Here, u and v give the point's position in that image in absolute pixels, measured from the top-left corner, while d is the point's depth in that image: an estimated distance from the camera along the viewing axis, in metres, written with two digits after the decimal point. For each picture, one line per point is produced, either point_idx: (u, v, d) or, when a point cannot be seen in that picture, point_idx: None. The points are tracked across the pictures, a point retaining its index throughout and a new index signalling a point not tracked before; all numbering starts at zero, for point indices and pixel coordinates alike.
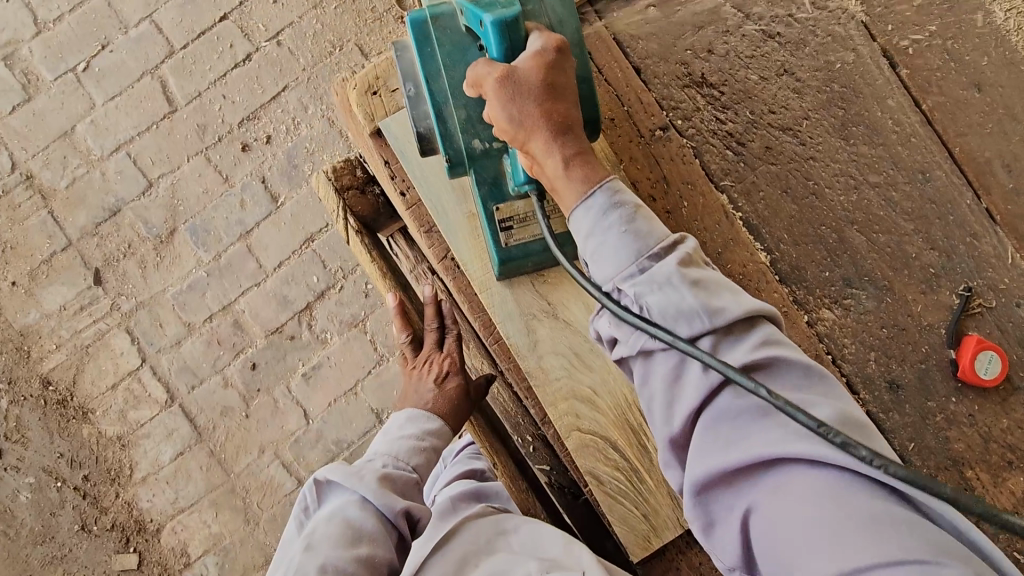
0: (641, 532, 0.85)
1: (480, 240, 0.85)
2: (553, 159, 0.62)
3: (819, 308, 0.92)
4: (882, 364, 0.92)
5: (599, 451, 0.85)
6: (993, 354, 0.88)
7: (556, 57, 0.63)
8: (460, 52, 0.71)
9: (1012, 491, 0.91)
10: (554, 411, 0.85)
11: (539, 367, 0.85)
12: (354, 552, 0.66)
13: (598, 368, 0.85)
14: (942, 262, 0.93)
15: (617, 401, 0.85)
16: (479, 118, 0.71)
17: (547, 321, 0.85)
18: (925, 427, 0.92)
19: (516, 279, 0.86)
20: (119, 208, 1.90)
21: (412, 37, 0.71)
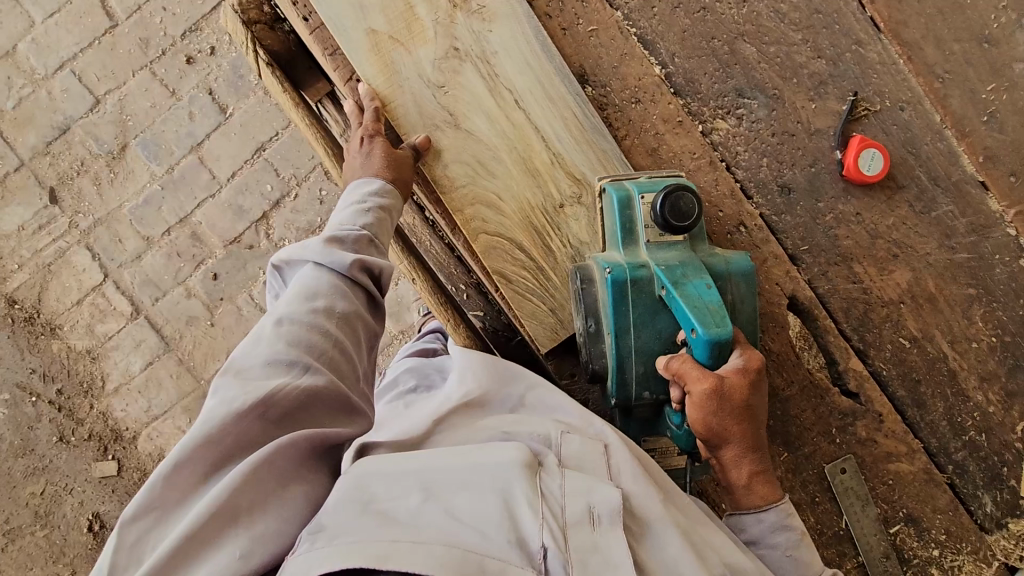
0: (549, 325, 0.93)
1: (381, 55, 0.89)
2: (740, 467, 0.77)
3: (713, 119, 0.97)
4: (773, 169, 0.98)
5: (508, 252, 0.92)
6: (874, 150, 0.95)
7: (756, 377, 0.75)
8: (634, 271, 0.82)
9: (896, 282, 0.99)
10: (462, 217, 0.91)
11: (445, 176, 0.91)
12: (312, 305, 0.71)
13: (500, 175, 0.91)
14: (829, 70, 0.98)
15: (520, 205, 0.92)
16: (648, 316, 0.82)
17: (450, 133, 0.91)
18: (816, 227, 0.98)
19: (419, 92, 0.90)
20: (69, 125, 1.91)
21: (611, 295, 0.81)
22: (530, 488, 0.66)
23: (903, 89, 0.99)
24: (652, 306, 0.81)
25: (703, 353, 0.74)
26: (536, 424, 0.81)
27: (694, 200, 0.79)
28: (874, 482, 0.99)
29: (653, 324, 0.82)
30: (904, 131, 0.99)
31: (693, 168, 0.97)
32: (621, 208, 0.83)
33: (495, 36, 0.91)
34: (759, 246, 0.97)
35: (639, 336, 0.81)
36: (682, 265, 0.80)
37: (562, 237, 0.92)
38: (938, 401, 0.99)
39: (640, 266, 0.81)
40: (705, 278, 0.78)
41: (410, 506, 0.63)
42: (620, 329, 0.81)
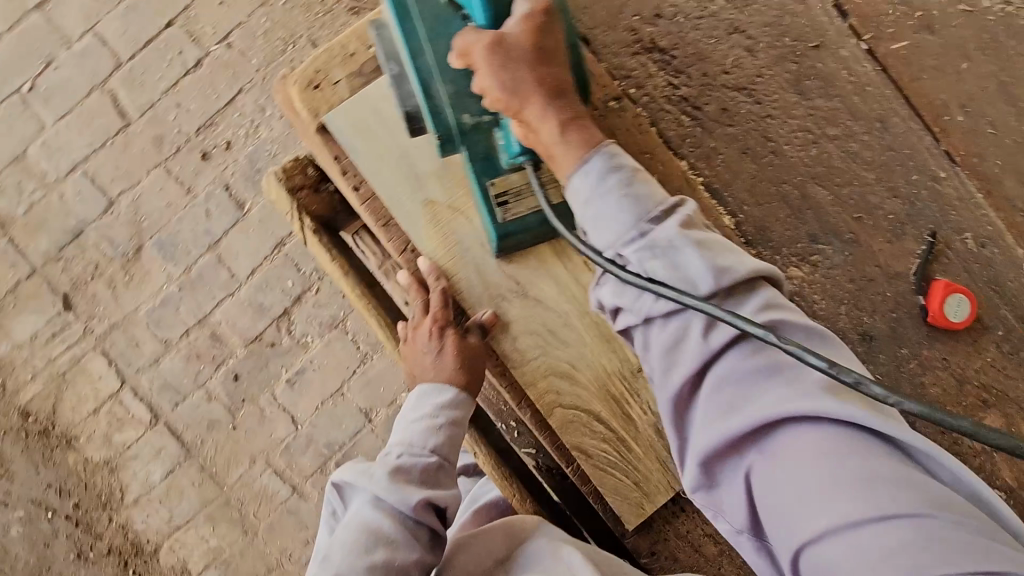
0: (634, 500, 0.86)
1: (441, 228, 0.83)
2: (551, 127, 0.63)
3: (788, 267, 0.92)
4: (853, 316, 0.92)
5: (585, 425, 0.85)
6: (961, 296, 0.89)
7: (544, 20, 0.63)
8: (443, 24, 0.69)
9: (989, 430, 0.93)
10: (535, 390, 0.84)
11: (514, 349, 0.84)
12: (370, 559, 0.65)
13: (573, 342, 0.84)
14: (906, 209, 0.93)
15: (595, 374, 0.84)
16: (468, 91, 0.70)
17: (517, 301, 0.84)
18: (901, 376, 0.92)
19: (483, 263, 0.83)
20: (81, 229, 1.85)
21: (391, 11, 0.69)
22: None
23: (984, 224, 0.94)
24: (440, 12, 0.68)
25: (476, 6, 0.64)
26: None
27: None
28: None
29: (449, 31, 0.69)
30: (987, 269, 0.94)
31: None
32: None
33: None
34: None
35: (437, 49, 0.69)
36: None
37: (642, 404, 0.85)
38: None
39: None
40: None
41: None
42: (415, 49, 0.69)
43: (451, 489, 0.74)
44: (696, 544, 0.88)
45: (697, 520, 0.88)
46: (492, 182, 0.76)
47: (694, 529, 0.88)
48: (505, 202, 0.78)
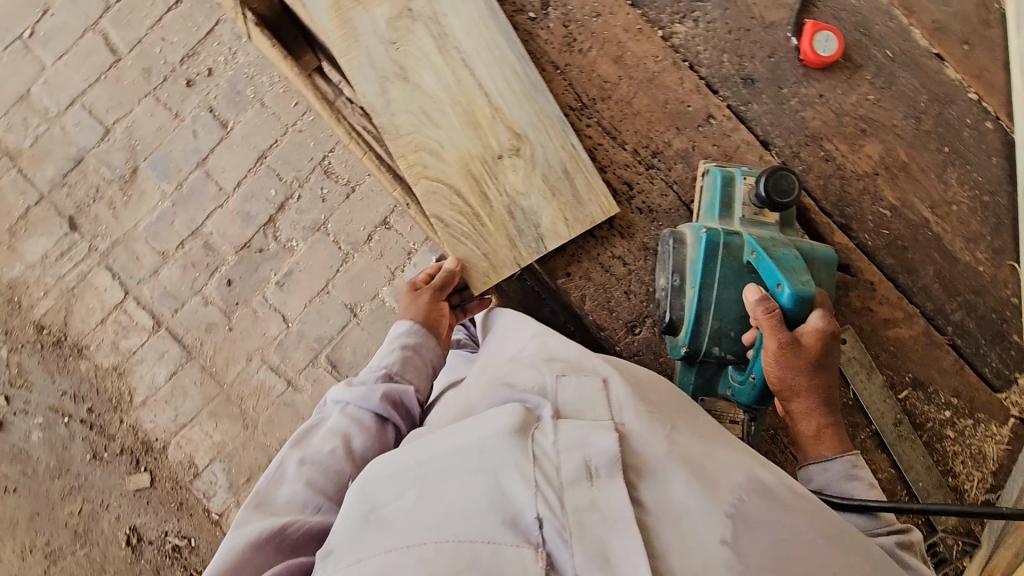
0: (480, 271, 0.94)
1: (341, 13, 0.96)
2: (811, 423, 0.80)
3: (671, 25, 1.04)
4: (735, 62, 1.03)
5: (445, 196, 0.94)
6: (828, 32, 1.00)
7: (833, 341, 0.78)
8: (735, 277, 0.84)
9: (869, 155, 1.03)
10: (405, 161, 0.95)
11: (391, 123, 0.95)
12: (330, 445, 0.80)
13: (441, 123, 0.96)
14: None
15: (462, 152, 0.95)
16: (728, 334, 0.85)
17: (398, 83, 0.96)
18: (782, 112, 1.03)
19: (374, 47, 0.96)
20: (82, 156, 2.03)
21: (702, 250, 0.85)
22: (520, 455, 0.56)
23: None
24: (738, 269, 0.84)
25: (783, 301, 0.77)
26: (541, 365, 0.71)
27: (795, 179, 0.84)
28: (877, 351, 1.02)
29: (737, 286, 0.84)
30: (854, 15, 1.04)
31: (659, 70, 1.02)
32: (724, 183, 0.90)
33: (446, 0, 0.98)
34: (730, 135, 1.01)
35: (722, 294, 0.84)
36: (773, 240, 0.84)
37: (499, 186, 0.95)
38: (928, 265, 1.03)
39: (733, 233, 0.86)
40: (794, 251, 0.82)
41: (403, 506, 0.57)
42: (705, 284, 0.84)
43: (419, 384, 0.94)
44: (606, 265, 0.98)
45: (606, 245, 0.98)
46: (705, 399, 0.91)
47: (604, 253, 0.98)
48: None
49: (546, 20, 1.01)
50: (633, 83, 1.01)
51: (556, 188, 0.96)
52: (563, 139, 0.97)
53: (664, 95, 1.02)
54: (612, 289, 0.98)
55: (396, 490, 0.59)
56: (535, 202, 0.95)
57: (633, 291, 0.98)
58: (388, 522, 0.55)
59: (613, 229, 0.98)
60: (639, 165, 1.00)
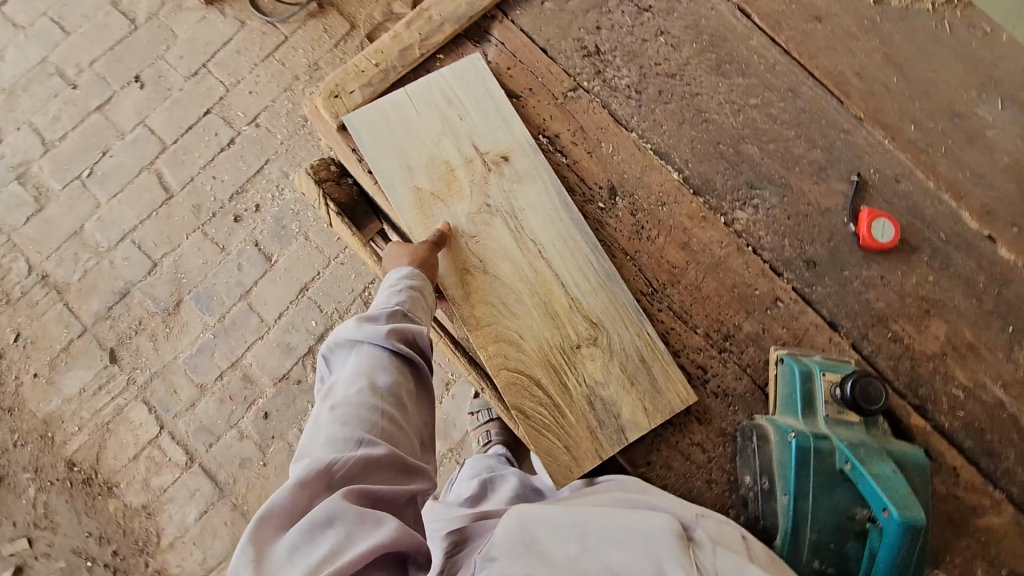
0: (563, 464, 0.94)
1: (423, 210, 1.01)
2: None
3: (732, 211, 1.09)
4: (796, 246, 1.08)
5: (525, 388, 0.96)
6: (884, 220, 1.05)
7: None
8: (829, 485, 0.84)
9: (936, 335, 1.05)
10: (485, 352, 0.97)
11: (472, 314, 0.98)
12: (360, 384, 0.85)
13: (521, 314, 0.99)
14: (825, 156, 1.12)
15: (540, 340, 0.98)
16: (827, 546, 0.84)
17: (479, 275, 1.00)
18: (846, 294, 1.06)
19: (454, 241, 1.01)
20: (128, 289, 2.07)
21: (794, 456, 0.86)
22: (683, 559, 0.77)
23: (894, 164, 1.12)
24: (831, 477, 0.85)
25: (891, 528, 0.78)
26: (682, 503, 0.87)
27: (879, 385, 0.87)
28: (968, 539, 0.99)
29: (831, 496, 0.84)
30: (904, 200, 1.10)
31: (724, 255, 1.06)
32: (804, 380, 0.91)
33: (522, 195, 1.04)
34: (798, 317, 1.04)
35: (817, 502, 0.84)
36: (864, 446, 0.85)
37: (578, 376, 0.97)
38: (1009, 447, 1.01)
39: (821, 436, 0.86)
40: (887, 462, 0.83)
41: (568, 552, 0.81)
42: (799, 492, 0.85)
43: (425, 319, 0.98)
44: (685, 453, 0.97)
45: (684, 432, 0.98)
46: None
47: (683, 440, 0.98)
48: None
49: (614, 209, 1.07)
50: (700, 268, 1.05)
51: (633, 377, 0.98)
52: (639, 328, 1.00)
53: (730, 278, 1.05)
54: (693, 479, 0.96)
55: (560, 538, 0.83)
56: (613, 392, 0.98)
57: (715, 480, 0.96)
58: (559, 565, 0.80)
59: (689, 413, 0.99)
60: (711, 350, 1.02)
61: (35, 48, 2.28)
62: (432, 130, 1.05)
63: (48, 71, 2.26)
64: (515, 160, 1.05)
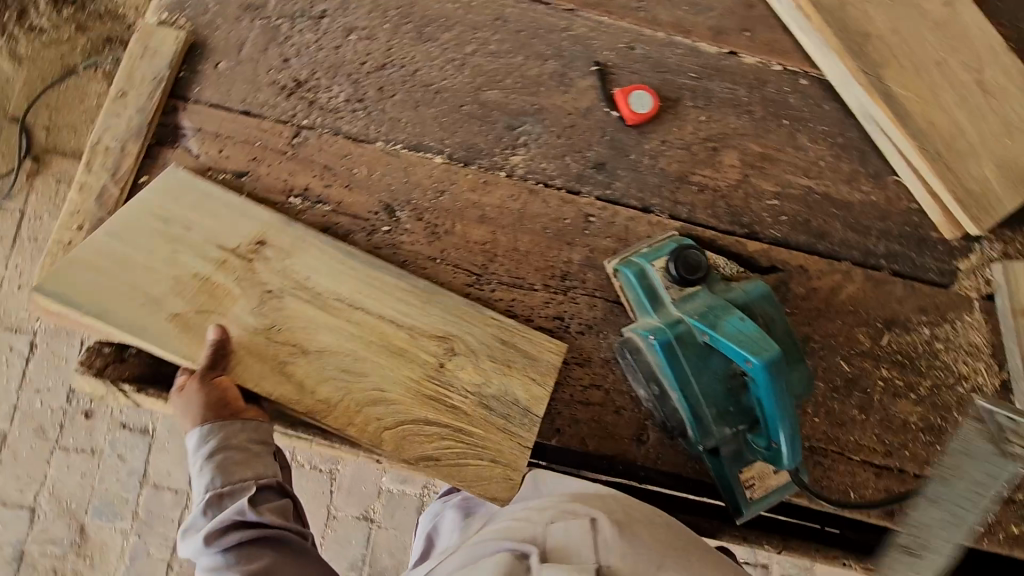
0: (497, 477, 0.93)
1: (195, 334, 0.89)
2: None
3: (508, 160, 1.06)
4: (579, 159, 1.07)
5: (418, 432, 0.92)
6: (639, 91, 1.07)
7: None
8: (702, 360, 0.89)
9: (732, 166, 1.09)
10: (354, 427, 0.91)
11: (319, 399, 0.91)
12: None
13: (370, 370, 0.93)
14: (560, 63, 1.10)
15: (407, 383, 0.94)
16: (728, 410, 0.89)
17: (302, 359, 0.92)
18: (642, 175, 1.07)
19: (260, 343, 0.91)
20: (22, 549, 1.85)
21: (662, 354, 0.89)
22: None
23: (622, 34, 1.12)
24: (700, 352, 0.89)
25: (760, 373, 0.82)
26: (540, 516, 0.87)
27: (697, 252, 0.92)
28: (842, 317, 1.07)
29: (709, 367, 0.89)
30: (648, 62, 1.11)
31: (522, 205, 1.04)
32: (640, 279, 0.95)
33: (297, 263, 0.96)
34: (614, 221, 1.05)
35: (700, 380, 0.89)
36: (712, 310, 0.89)
37: (458, 392, 0.94)
38: (833, 223, 1.09)
39: (676, 322, 0.90)
40: (735, 313, 0.88)
41: None
42: (682, 381, 0.89)
43: (252, 476, 0.92)
44: (584, 399, 0.99)
45: (573, 382, 0.99)
46: (743, 469, 0.92)
47: (575, 390, 0.99)
48: (752, 485, 0.93)
49: (401, 224, 1.02)
50: (508, 231, 1.03)
51: (507, 360, 0.97)
52: (483, 316, 0.98)
53: (539, 223, 1.04)
54: (603, 416, 0.99)
55: None
56: (497, 384, 0.96)
57: (621, 406, 0.99)
58: None
59: (570, 363, 1.00)
60: (558, 297, 1.02)
61: None
62: (157, 254, 0.92)
63: None
64: (271, 237, 0.96)
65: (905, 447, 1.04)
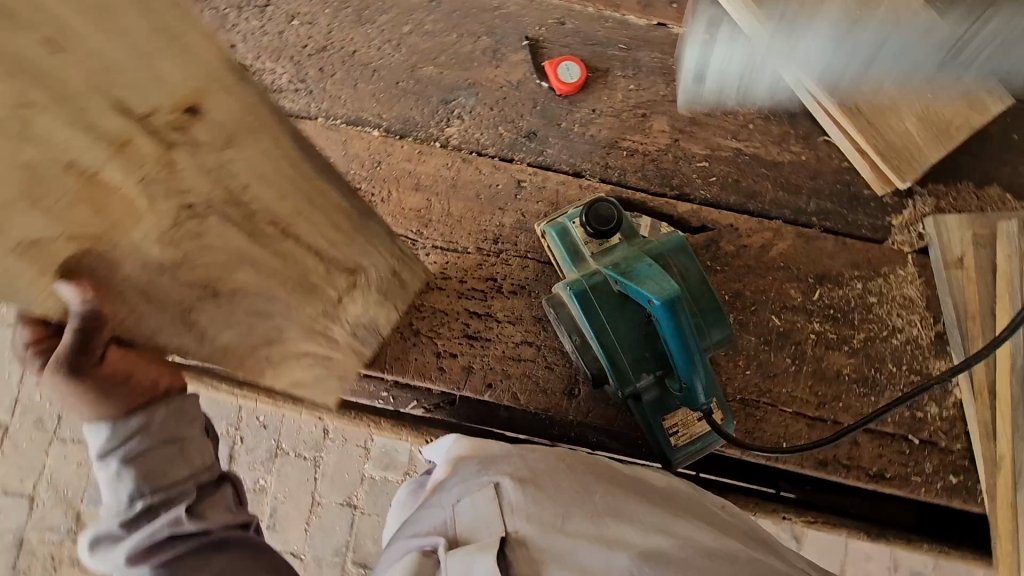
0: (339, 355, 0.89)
1: None
2: None
3: (443, 132, 1.11)
4: (510, 128, 1.11)
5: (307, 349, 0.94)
6: (568, 63, 1.11)
7: None
8: (617, 309, 0.92)
9: (661, 130, 1.12)
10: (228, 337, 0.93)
11: None
12: None
13: None
14: (493, 39, 1.14)
15: (303, 323, 0.86)
16: (644, 356, 0.92)
17: None
18: (573, 142, 1.11)
19: None
20: (24, 535, 1.93)
21: (578, 304, 0.92)
22: None
23: (553, 10, 1.16)
24: (615, 300, 0.92)
25: (661, 313, 0.85)
26: (444, 499, 0.79)
27: (610, 205, 0.95)
28: (772, 273, 1.08)
29: (624, 314, 0.92)
30: (578, 35, 1.15)
31: (455, 173, 1.09)
32: (562, 235, 0.98)
33: None
34: (545, 186, 1.09)
35: (615, 327, 0.91)
36: (625, 259, 0.92)
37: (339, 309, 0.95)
38: (763, 182, 1.12)
39: (592, 273, 0.93)
40: (646, 260, 0.91)
41: None
42: (598, 330, 0.91)
43: (188, 472, 0.80)
44: (516, 355, 1.02)
45: (505, 339, 1.02)
46: (665, 416, 0.95)
47: (507, 347, 1.02)
48: (675, 431, 0.96)
49: None
50: (441, 197, 1.08)
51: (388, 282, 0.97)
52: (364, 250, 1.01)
53: (472, 189, 1.08)
54: (535, 371, 1.02)
55: None
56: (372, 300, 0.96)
57: (552, 361, 1.02)
58: None
59: (501, 321, 1.03)
60: (490, 258, 1.06)
61: None
62: None
63: None
64: None
65: (837, 399, 1.05)
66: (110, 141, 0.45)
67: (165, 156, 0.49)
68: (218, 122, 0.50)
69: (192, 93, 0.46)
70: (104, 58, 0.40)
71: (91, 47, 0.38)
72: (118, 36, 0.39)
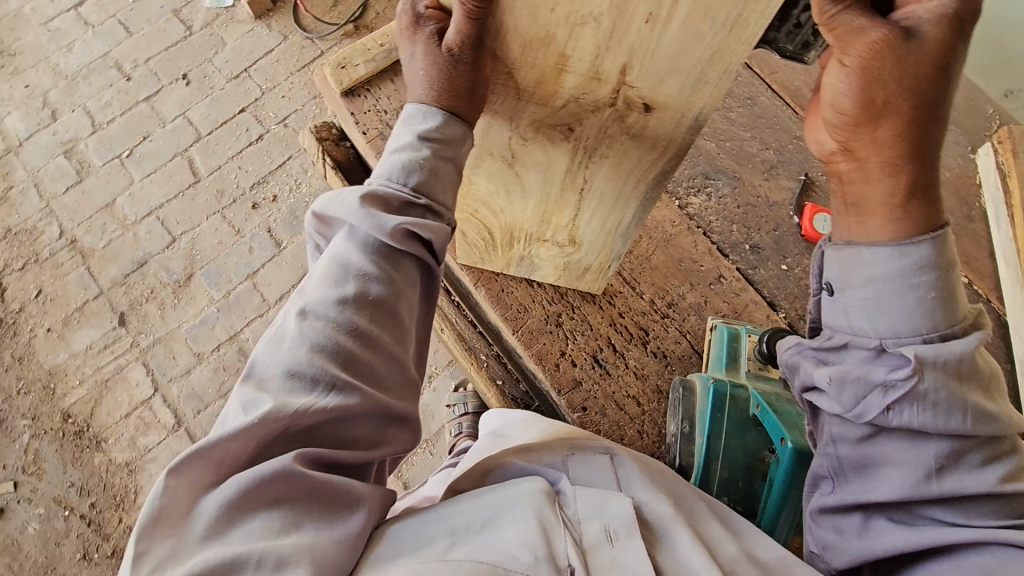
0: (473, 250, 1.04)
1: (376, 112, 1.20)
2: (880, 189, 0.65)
3: (687, 197, 1.19)
4: (743, 231, 1.17)
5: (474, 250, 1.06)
6: (825, 216, 1.14)
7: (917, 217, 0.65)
8: (740, 428, 0.94)
9: None
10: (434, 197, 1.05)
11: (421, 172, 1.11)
12: (340, 292, 0.60)
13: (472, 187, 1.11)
14: (777, 157, 1.22)
15: None
16: (735, 484, 0.91)
17: None
18: (787, 278, 1.14)
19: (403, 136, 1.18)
20: (146, 259, 2.12)
21: (712, 400, 0.94)
22: (552, 516, 0.59)
23: None
24: (744, 422, 0.94)
25: (785, 456, 0.88)
26: (551, 444, 0.74)
27: None
28: None
29: (743, 438, 0.93)
30: None
31: (674, 233, 1.16)
32: (733, 339, 1.01)
33: None
34: (739, 294, 1.12)
35: (729, 442, 0.93)
36: (776, 395, 0.96)
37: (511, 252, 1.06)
38: None
39: (739, 386, 0.97)
40: (795, 408, 0.93)
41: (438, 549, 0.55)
42: (713, 433, 0.93)
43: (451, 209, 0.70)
44: (620, 403, 1.04)
45: (620, 383, 1.05)
46: None
47: (618, 391, 1.04)
48: None
49: None
50: (652, 242, 1.15)
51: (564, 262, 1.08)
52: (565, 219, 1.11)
53: (679, 253, 1.14)
54: (626, 428, 1.02)
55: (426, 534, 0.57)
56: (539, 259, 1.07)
57: (647, 431, 1.02)
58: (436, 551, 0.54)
59: (628, 367, 1.06)
60: (655, 314, 1.10)
61: (99, 43, 2.43)
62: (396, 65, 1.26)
63: (108, 64, 2.39)
64: None
65: None
66: (593, 70, 0.58)
67: (603, 104, 0.63)
68: (650, 121, 0.63)
69: (660, 99, 0.60)
70: (659, 45, 0.53)
71: (667, 31, 0.52)
72: (685, 44, 0.53)
